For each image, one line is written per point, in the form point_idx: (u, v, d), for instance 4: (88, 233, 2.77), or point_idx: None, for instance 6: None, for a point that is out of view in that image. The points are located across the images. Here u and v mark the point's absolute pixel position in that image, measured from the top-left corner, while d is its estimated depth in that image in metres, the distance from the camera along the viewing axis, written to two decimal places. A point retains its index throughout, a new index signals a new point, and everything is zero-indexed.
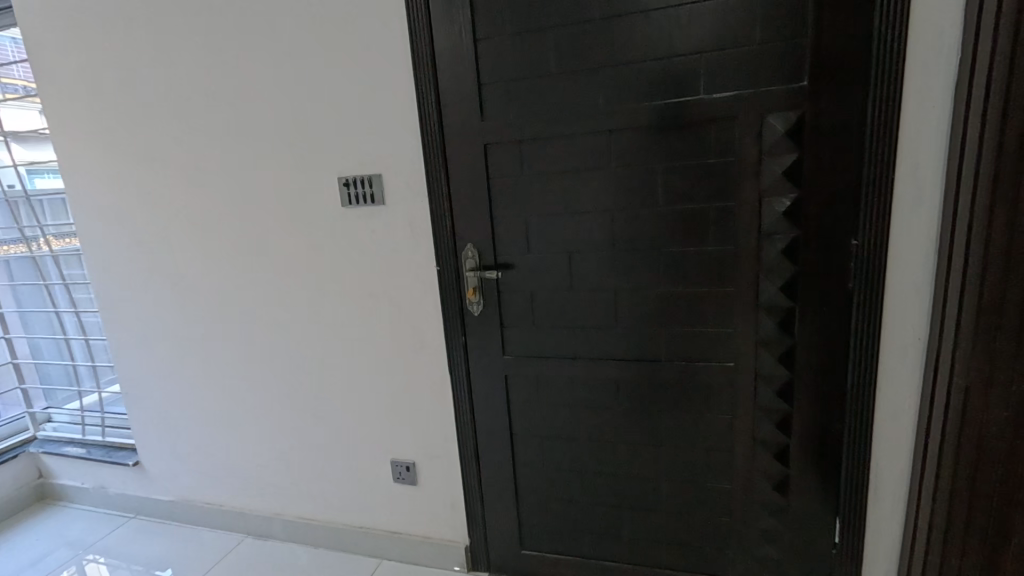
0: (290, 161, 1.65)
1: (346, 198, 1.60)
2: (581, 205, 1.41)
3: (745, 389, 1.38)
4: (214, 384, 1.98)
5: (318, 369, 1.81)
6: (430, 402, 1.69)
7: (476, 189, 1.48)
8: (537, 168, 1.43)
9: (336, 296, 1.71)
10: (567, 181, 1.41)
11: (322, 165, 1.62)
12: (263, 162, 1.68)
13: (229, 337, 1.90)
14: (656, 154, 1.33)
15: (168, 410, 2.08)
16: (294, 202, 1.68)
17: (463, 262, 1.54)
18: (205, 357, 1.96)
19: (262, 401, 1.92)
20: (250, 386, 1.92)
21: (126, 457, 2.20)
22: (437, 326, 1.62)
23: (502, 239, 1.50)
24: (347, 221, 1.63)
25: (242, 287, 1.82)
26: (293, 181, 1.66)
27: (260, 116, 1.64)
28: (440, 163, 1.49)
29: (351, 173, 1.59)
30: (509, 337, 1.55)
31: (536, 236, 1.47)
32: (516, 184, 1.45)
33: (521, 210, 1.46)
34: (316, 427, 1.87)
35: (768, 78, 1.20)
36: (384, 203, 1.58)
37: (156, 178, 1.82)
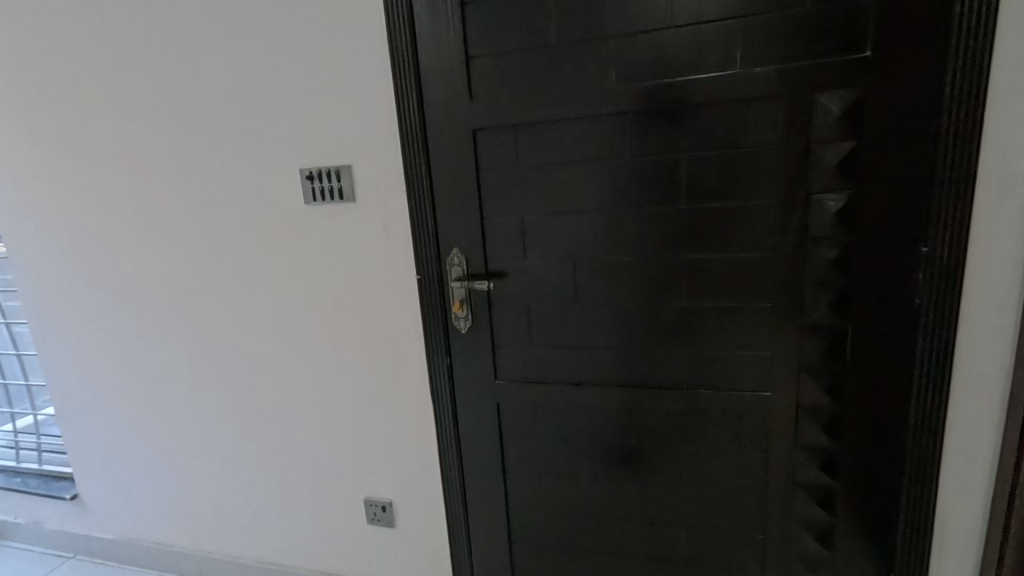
0: (244, 150, 1.40)
1: (309, 193, 1.35)
2: (587, 204, 1.19)
3: (784, 424, 1.15)
4: (160, 409, 1.72)
5: (279, 393, 1.56)
6: (409, 432, 1.46)
7: (463, 183, 1.24)
8: (535, 158, 1.20)
9: (299, 309, 1.47)
10: (571, 175, 1.18)
11: (281, 155, 1.37)
12: (213, 152, 1.43)
13: (177, 356, 1.64)
14: (679, 143, 1.11)
15: (109, 437, 1.82)
16: (249, 198, 1.43)
17: (446, 270, 1.30)
18: (151, 377, 1.70)
19: (216, 429, 1.67)
20: (203, 411, 1.67)
21: (63, 489, 1.93)
22: (417, 345, 1.38)
23: (493, 243, 1.26)
24: (311, 221, 1.39)
25: (190, 297, 1.57)
26: (248, 174, 1.41)
27: (208, 97, 1.39)
28: (420, 152, 1.25)
29: (315, 165, 1.34)
30: (501, 358, 1.32)
31: (534, 240, 1.24)
32: (510, 177, 1.22)
33: (515, 209, 1.23)
34: (278, 460, 1.62)
35: (819, 49, 0.98)
36: (353, 200, 1.33)
37: (89, 171, 1.56)
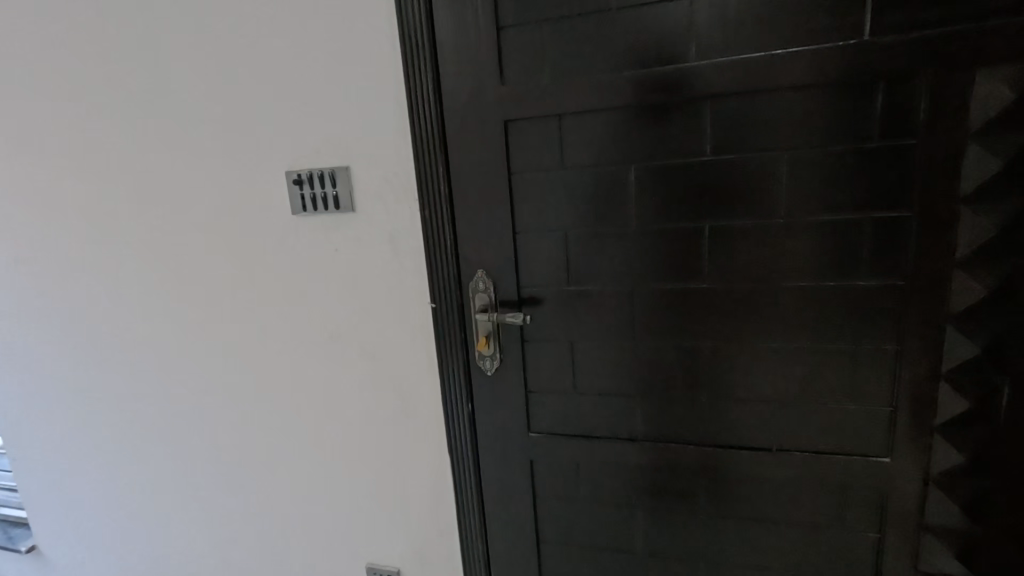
0: (216, 147, 1.14)
1: (298, 201, 1.08)
2: (650, 216, 0.93)
3: (905, 499, 0.90)
4: (126, 453, 1.47)
5: (263, 438, 1.31)
6: (420, 491, 1.20)
7: (490, 189, 0.99)
8: (583, 157, 0.94)
9: (286, 342, 1.21)
10: (631, 179, 0.92)
11: (261, 154, 1.11)
12: (182, 151, 1.17)
13: (145, 395, 1.39)
14: (776, 137, 0.85)
15: (69, 484, 1.57)
16: (225, 207, 1.17)
17: (468, 297, 1.04)
18: (114, 416, 1.44)
19: (190, 478, 1.42)
20: (175, 456, 1.41)
21: (18, 541, 1.68)
22: (432, 388, 1.12)
23: (527, 264, 1.01)
24: (300, 237, 1.12)
25: (158, 325, 1.32)
26: (222, 176, 1.15)
27: (175, 85, 1.13)
28: (436, 149, 0.99)
29: (304, 166, 1.07)
30: (535, 405, 1.06)
31: (579, 261, 0.98)
32: (550, 182, 0.96)
33: (554, 221, 0.98)
34: (263, 516, 1.36)
35: (985, 10, 0.72)
36: (352, 210, 1.06)
37: (35, 174, 1.30)
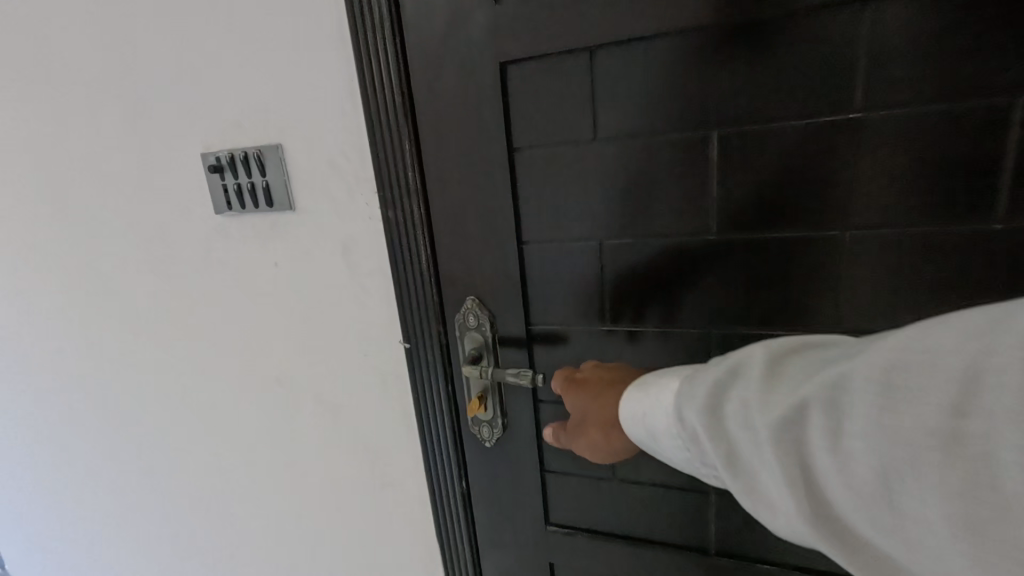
0: (90, 121, 0.79)
1: (219, 196, 0.77)
2: (736, 219, 0.56)
3: None
4: (26, 520, 1.14)
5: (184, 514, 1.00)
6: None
7: (480, 177, 0.64)
8: (625, 123, 0.57)
9: (212, 388, 0.89)
10: (707, 158, 0.55)
11: (158, 130, 0.77)
12: (36, 130, 0.82)
13: (23, 461, 1.06)
14: (996, 73, 0.45)
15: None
16: (110, 207, 0.82)
17: (455, 337, 0.72)
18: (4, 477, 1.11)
19: (96, 559, 1.11)
20: (83, 528, 1.09)
21: None
22: (410, 457, 0.81)
23: (537, 290, 0.67)
24: (221, 248, 0.80)
25: (25, 372, 0.98)
26: (102, 164, 0.81)
27: (22, 31, 0.78)
28: (400, 116, 0.65)
29: (221, 146, 0.75)
30: (555, 484, 0.74)
31: (617, 287, 0.63)
32: (570, 166, 0.61)
33: (578, 227, 0.63)
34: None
35: None
36: (288, 209, 0.74)
37: None
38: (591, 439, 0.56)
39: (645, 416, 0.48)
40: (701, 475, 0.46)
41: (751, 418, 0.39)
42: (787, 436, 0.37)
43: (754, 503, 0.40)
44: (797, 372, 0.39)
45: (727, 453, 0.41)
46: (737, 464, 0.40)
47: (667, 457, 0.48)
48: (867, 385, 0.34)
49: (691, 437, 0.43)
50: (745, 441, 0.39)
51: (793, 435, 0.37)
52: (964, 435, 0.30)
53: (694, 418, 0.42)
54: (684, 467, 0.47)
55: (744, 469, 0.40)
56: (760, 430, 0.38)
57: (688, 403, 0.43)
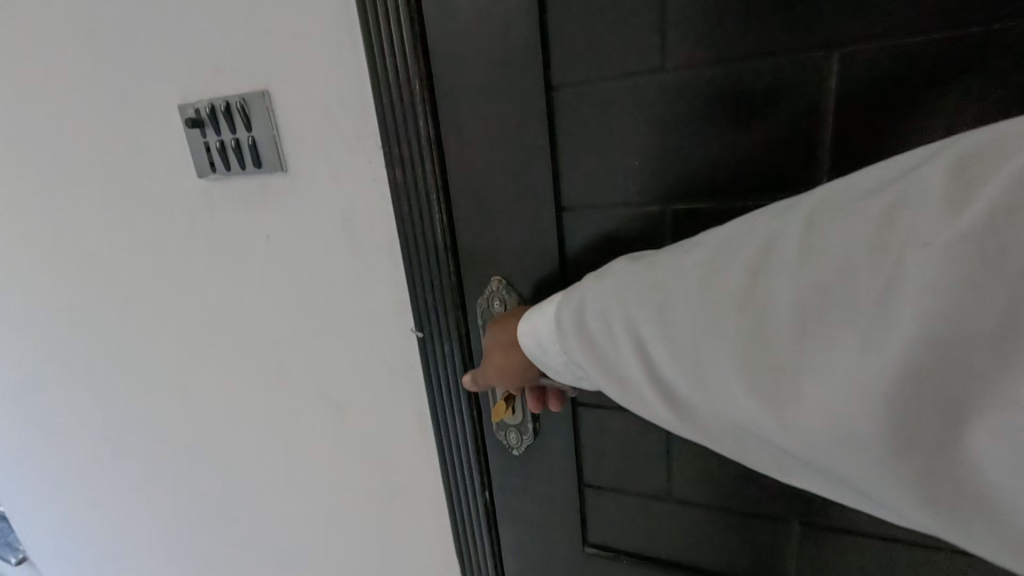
0: (74, 71, 0.70)
1: (201, 156, 0.65)
2: (849, 180, 0.43)
3: None
4: (45, 497, 1.12)
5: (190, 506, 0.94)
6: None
7: (510, 128, 0.51)
8: (703, 50, 0.44)
9: (213, 372, 0.80)
10: (816, 95, 0.42)
11: (141, 79, 0.67)
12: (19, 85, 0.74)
13: (37, 439, 1.03)
14: None
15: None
16: (99, 169, 0.74)
17: (477, 323, 0.60)
18: (19, 455, 1.08)
19: (114, 538, 1.09)
20: (100, 508, 1.06)
21: (8, 552, 1.52)
22: (424, 461, 0.71)
23: (579, 268, 0.54)
24: (209, 219, 0.69)
25: (30, 348, 0.93)
26: (89, 120, 0.72)
27: None
28: (410, 51, 0.52)
29: (202, 96, 0.63)
30: (594, 498, 0.63)
31: None
32: (625, 110, 0.47)
33: (632, 189, 0.50)
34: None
35: None
36: (280, 170, 0.62)
37: None
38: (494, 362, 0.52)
39: (535, 321, 0.46)
40: (576, 380, 0.45)
41: (612, 308, 0.39)
42: (640, 317, 0.37)
43: (615, 392, 0.40)
44: (650, 262, 0.39)
45: (596, 347, 0.40)
46: (602, 362, 0.40)
47: (549, 363, 0.46)
48: (696, 266, 0.36)
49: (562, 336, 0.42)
50: (608, 329, 0.39)
51: (642, 318, 0.37)
52: (756, 294, 0.32)
53: (566, 313, 0.42)
54: (562, 373, 0.46)
55: (606, 361, 0.40)
56: (616, 321, 0.39)
57: (564, 301, 0.43)
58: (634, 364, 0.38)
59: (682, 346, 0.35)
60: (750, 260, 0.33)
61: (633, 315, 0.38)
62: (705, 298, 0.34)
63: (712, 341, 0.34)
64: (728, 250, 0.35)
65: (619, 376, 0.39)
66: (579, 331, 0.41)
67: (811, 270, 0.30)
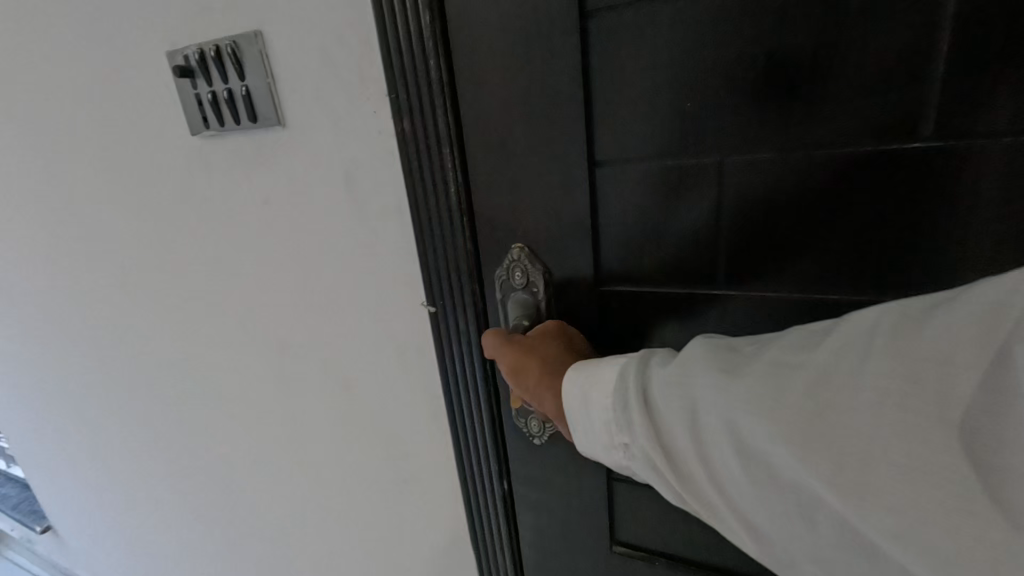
0: (62, 18, 0.64)
1: (193, 110, 0.59)
2: (955, 112, 0.35)
3: None
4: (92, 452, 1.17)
5: (213, 476, 0.93)
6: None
7: (538, 66, 0.44)
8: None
9: (219, 346, 0.76)
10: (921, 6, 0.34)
11: (126, 22, 0.60)
12: (14, 37, 0.69)
13: (80, 398, 1.07)
14: None
15: (50, 478, 1.36)
16: (96, 127, 0.69)
17: (495, 294, 0.54)
18: (67, 410, 1.13)
19: (149, 496, 1.12)
20: (136, 468, 1.09)
21: (34, 520, 1.55)
22: (438, 447, 0.66)
23: (612, 230, 0.48)
24: (205, 181, 0.64)
25: (59, 311, 0.94)
26: (81, 72, 0.67)
27: None
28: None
29: (190, 39, 0.56)
30: (622, 497, 0.57)
31: (728, 227, 0.44)
32: (676, 40, 0.40)
33: (677, 139, 0.43)
34: (237, 564, 1.04)
35: None
36: (277, 124, 0.56)
37: None
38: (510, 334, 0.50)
39: (584, 381, 0.42)
40: (613, 455, 0.41)
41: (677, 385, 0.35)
42: (704, 397, 0.33)
43: (662, 473, 0.36)
44: (725, 343, 0.37)
45: (654, 419, 0.36)
46: (654, 434, 0.36)
47: (585, 431, 0.42)
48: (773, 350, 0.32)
49: (618, 403, 0.39)
50: (667, 403, 0.35)
51: (710, 402, 0.33)
52: (837, 383, 0.28)
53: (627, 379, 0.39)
54: (596, 445, 0.42)
55: (663, 436, 0.36)
56: (672, 392, 0.35)
57: (625, 369, 0.39)
58: (690, 448, 0.34)
59: (747, 432, 0.31)
60: (841, 349, 0.29)
61: (697, 392, 0.34)
62: (784, 387, 0.30)
63: (782, 431, 0.29)
64: (817, 342, 0.31)
65: (669, 451, 0.35)
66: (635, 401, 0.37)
67: (900, 365, 0.26)
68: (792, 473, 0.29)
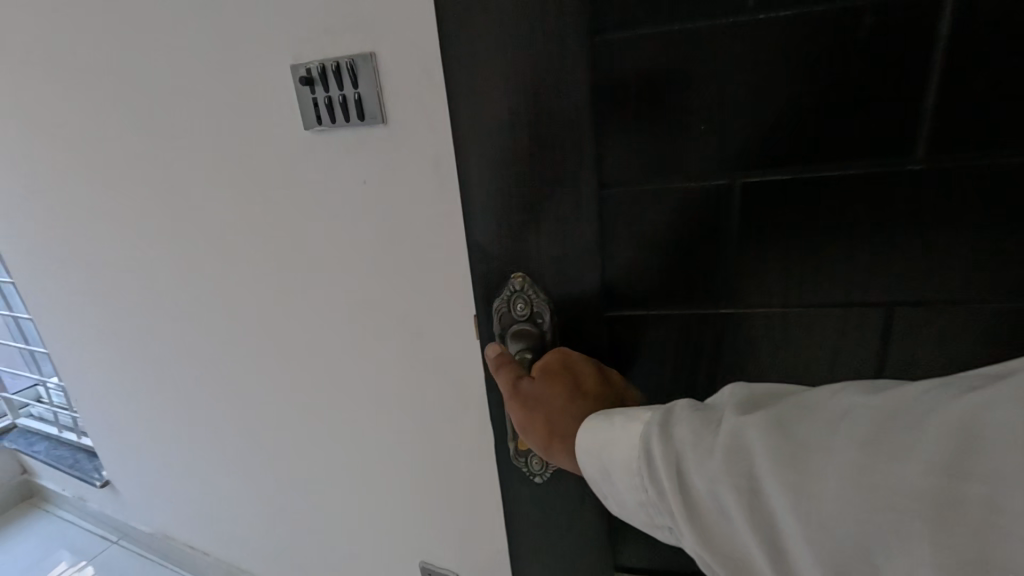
0: (206, 43, 0.84)
1: (309, 111, 0.76)
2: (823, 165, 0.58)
3: None
4: (175, 403, 1.38)
5: (295, 421, 1.13)
6: (465, 502, 1.00)
7: (556, 118, 0.61)
8: (717, 46, 0.56)
9: (307, 305, 0.97)
10: (809, 95, 0.55)
11: (256, 48, 0.79)
12: (162, 53, 0.90)
13: (176, 354, 1.29)
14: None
15: (123, 432, 1.57)
16: (222, 127, 0.89)
17: (503, 323, 0.74)
18: (156, 365, 1.35)
19: (225, 439, 1.35)
20: (218, 419, 1.32)
21: (92, 475, 1.72)
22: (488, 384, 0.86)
23: (613, 240, 0.66)
24: (310, 171, 0.83)
25: (171, 277, 1.16)
26: (214, 83, 0.86)
27: None
28: (472, 53, 0.61)
29: (312, 56, 0.74)
30: None
31: (687, 239, 0.64)
32: (654, 100, 0.59)
33: (658, 168, 0.62)
34: (302, 495, 1.26)
35: None
36: (380, 121, 0.73)
37: (38, 88, 1.11)
38: (520, 386, 0.65)
39: (598, 450, 0.52)
40: (654, 513, 0.47)
41: (731, 473, 0.40)
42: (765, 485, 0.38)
43: (714, 541, 0.41)
44: (768, 418, 0.41)
45: (693, 494, 0.42)
46: (708, 509, 0.42)
47: (624, 490, 0.49)
48: (818, 440, 0.37)
49: (658, 474, 0.45)
50: (718, 486, 0.40)
51: (775, 500, 0.38)
52: (887, 484, 0.34)
53: (656, 453, 0.45)
54: (633, 501, 0.49)
55: (715, 507, 0.41)
56: (725, 477, 0.40)
57: (662, 439, 0.45)
58: (748, 529, 0.39)
59: (810, 521, 0.36)
60: (907, 456, 0.34)
61: (753, 476, 0.39)
62: (856, 484, 0.35)
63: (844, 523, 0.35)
64: (862, 434, 0.36)
65: (728, 525, 0.41)
66: (680, 474, 0.43)
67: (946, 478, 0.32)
68: (846, 551, 0.35)
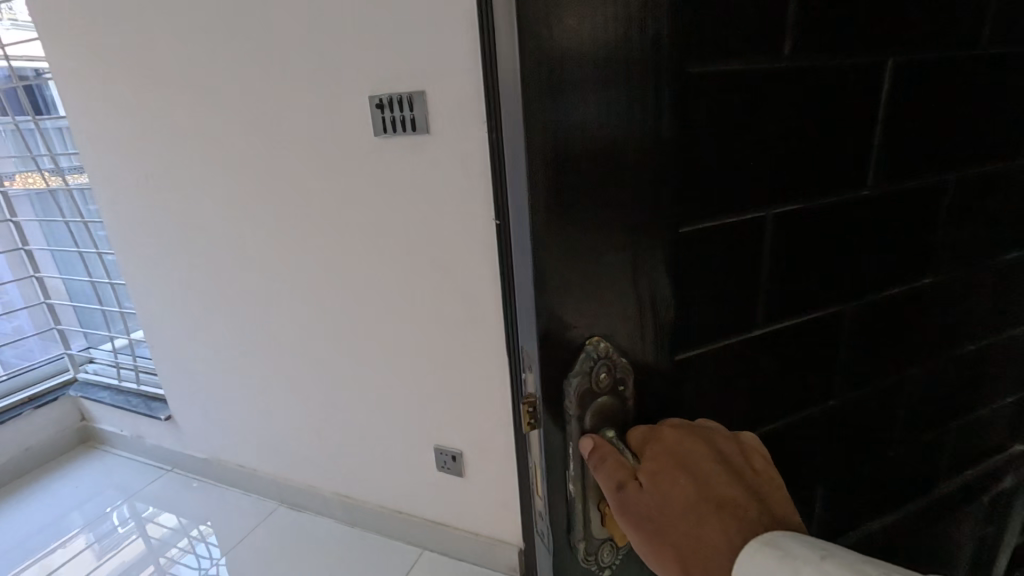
0: (311, 82, 1.36)
1: (380, 123, 1.32)
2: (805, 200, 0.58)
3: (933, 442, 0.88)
4: (240, 341, 1.82)
5: (351, 337, 1.62)
6: (474, 383, 1.50)
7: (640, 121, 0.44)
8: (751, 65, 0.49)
9: (369, 252, 1.49)
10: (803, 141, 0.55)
11: (349, 87, 1.32)
12: (276, 87, 1.41)
13: (248, 300, 1.74)
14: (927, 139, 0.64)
15: (187, 370, 1.99)
16: (319, 133, 1.41)
17: (578, 402, 0.50)
18: (228, 311, 1.79)
19: (279, 366, 1.78)
20: (277, 354, 1.77)
21: (156, 410, 2.12)
22: (489, 296, 1.38)
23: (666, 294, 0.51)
24: (380, 161, 1.37)
25: (256, 239, 1.63)
26: (316, 107, 1.38)
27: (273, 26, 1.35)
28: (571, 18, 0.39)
29: (385, 93, 1.29)
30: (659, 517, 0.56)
31: (696, 288, 0.53)
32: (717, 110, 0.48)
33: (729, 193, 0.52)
34: (345, 402, 1.71)
35: None
36: (426, 130, 1.28)
37: (161, 103, 1.59)
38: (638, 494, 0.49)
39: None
40: None
41: None
42: None
43: None
44: None
45: None
46: None
47: None
48: None
49: None
50: None
51: None
52: None
53: None
54: None
55: None
56: None
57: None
58: None
59: None
60: None
61: None
62: None
63: None
64: None
65: None
66: None
67: None
68: None
